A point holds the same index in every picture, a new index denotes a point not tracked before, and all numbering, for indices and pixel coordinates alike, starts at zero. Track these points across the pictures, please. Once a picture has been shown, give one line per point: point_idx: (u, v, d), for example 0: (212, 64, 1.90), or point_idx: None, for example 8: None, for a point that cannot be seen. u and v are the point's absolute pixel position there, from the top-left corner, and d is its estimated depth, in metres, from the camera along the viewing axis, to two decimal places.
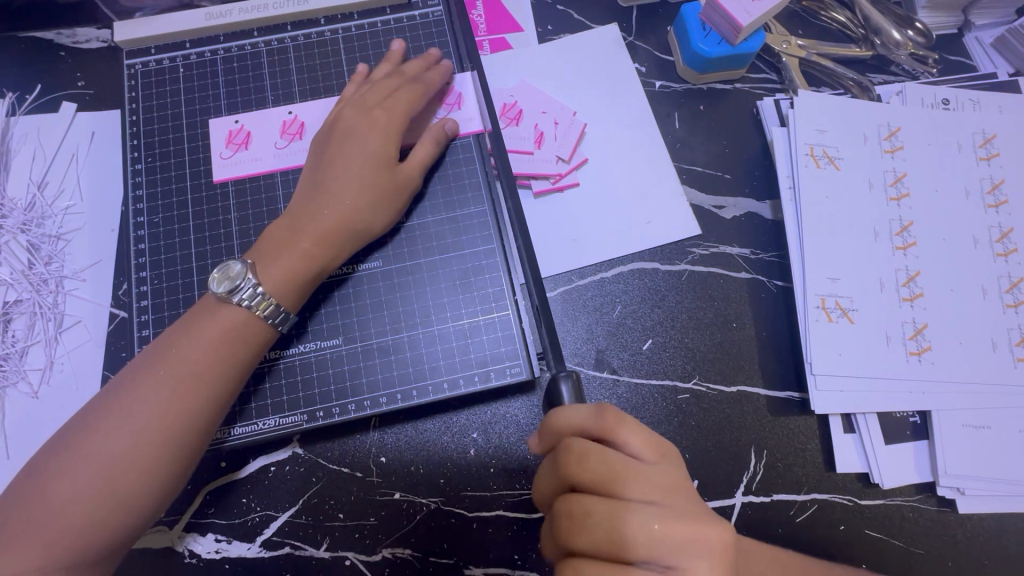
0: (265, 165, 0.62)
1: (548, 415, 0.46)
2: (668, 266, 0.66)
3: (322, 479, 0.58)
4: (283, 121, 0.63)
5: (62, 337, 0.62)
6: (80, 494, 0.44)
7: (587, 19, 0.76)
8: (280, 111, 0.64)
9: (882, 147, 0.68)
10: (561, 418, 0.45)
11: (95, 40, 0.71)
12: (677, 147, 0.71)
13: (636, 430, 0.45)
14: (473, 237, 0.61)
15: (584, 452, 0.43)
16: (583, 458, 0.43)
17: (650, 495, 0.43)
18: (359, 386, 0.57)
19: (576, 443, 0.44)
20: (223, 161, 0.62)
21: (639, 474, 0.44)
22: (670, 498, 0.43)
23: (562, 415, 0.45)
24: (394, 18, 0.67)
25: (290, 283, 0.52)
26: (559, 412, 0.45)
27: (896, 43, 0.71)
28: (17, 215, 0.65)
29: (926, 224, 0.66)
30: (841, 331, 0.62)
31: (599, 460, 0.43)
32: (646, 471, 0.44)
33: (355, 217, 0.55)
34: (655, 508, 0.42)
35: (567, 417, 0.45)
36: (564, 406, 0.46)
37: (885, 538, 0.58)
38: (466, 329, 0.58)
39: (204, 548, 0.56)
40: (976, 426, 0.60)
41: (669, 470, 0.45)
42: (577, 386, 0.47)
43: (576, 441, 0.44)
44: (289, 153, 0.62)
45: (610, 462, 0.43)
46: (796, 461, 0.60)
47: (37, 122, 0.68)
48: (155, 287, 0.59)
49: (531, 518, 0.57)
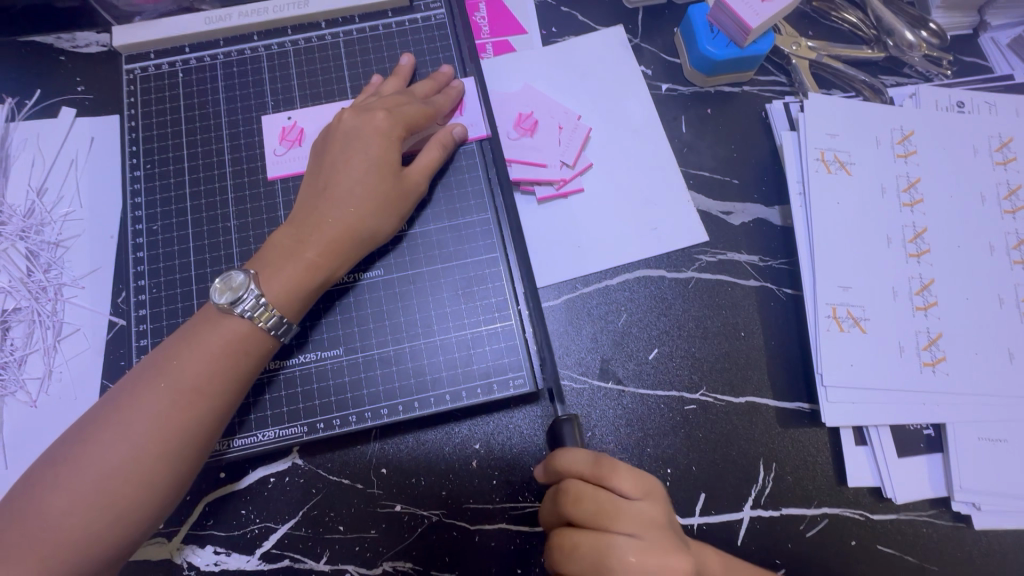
0: (284, 167, 0.61)
1: (549, 456, 0.47)
2: (675, 274, 0.64)
3: (322, 491, 0.57)
4: (282, 128, 0.62)
5: (60, 345, 0.61)
6: (75, 508, 0.44)
7: (592, 21, 0.75)
8: (280, 117, 0.63)
9: (895, 152, 0.66)
10: (561, 459, 0.45)
11: (95, 45, 0.70)
12: (684, 152, 0.69)
13: (627, 473, 0.45)
14: (476, 244, 0.60)
15: (579, 492, 0.44)
16: (576, 498, 0.44)
17: (629, 529, 0.43)
18: (359, 398, 0.56)
19: (572, 484, 0.44)
20: (278, 157, 0.61)
21: (622, 510, 0.43)
22: (648, 532, 0.43)
23: (563, 455, 0.45)
24: (396, 21, 0.66)
25: (293, 293, 0.51)
26: (560, 453, 0.46)
27: (910, 45, 0.69)
28: (16, 222, 0.65)
29: (941, 231, 0.64)
30: (852, 341, 0.60)
31: (592, 500, 0.44)
32: (629, 507, 0.44)
33: (359, 225, 0.54)
34: (635, 542, 0.42)
35: (566, 458, 0.45)
36: (564, 448, 0.46)
37: (897, 554, 0.56)
38: (468, 339, 0.57)
39: (202, 560, 0.56)
40: (992, 439, 0.58)
41: (650, 506, 0.44)
42: (577, 428, 0.48)
43: (574, 481, 0.44)
44: (289, 160, 0.61)
45: (600, 502, 0.44)
46: (806, 474, 0.58)
47: (36, 128, 0.68)
48: (154, 295, 0.58)
49: (534, 531, 0.56)
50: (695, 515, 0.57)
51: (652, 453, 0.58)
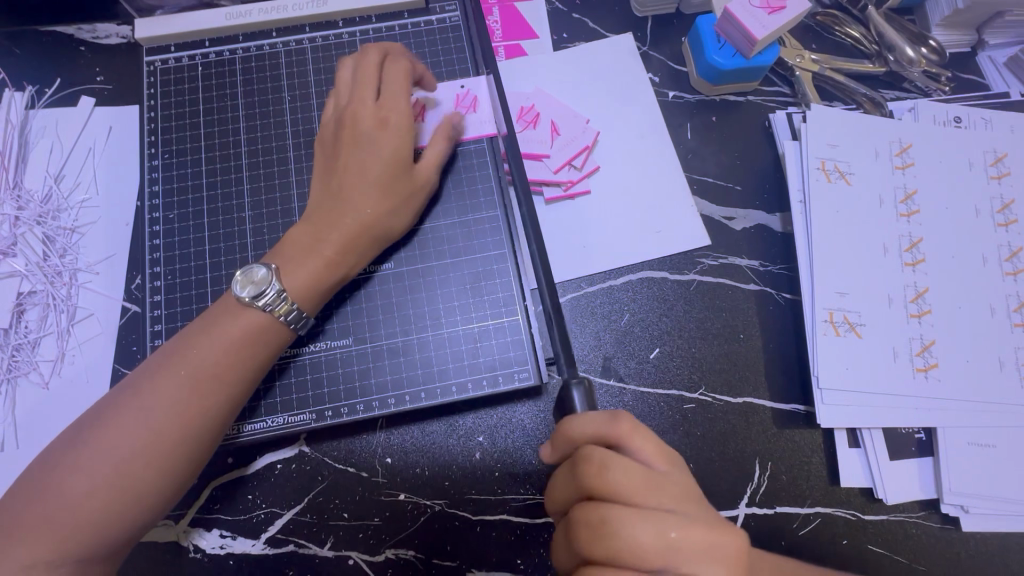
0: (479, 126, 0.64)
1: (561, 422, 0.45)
2: (677, 276, 0.66)
3: (327, 478, 0.58)
4: (456, 95, 0.64)
5: (74, 328, 0.62)
6: (94, 489, 0.45)
7: (602, 28, 0.77)
8: (453, 85, 0.64)
9: (893, 163, 0.68)
10: (577, 426, 0.43)
11: (115, 36, 0.71)
12: (689, 158, 0.71)
13: (648, 441, 0.44)
14: (485, 241, 0.61)
15: (605, 462, 0.42)
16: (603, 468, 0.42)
17: (662, 502, 0.42)
18: (367, 387, 0.58)
19: (596, 452, 0.42)
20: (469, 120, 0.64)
21: (653, 482, 0.43)
22: (682, 504, 0.43)
23: (577, 422, 0.44)
24: (412, 22, 0.68)
25: (312, 290, 0.53)
26: (572, 419, 0.44)
27: (910, 60, 0.72)
28: (33, 208, 0.66)
29: (936, 242, 0.66)
30: (849, 346, 0.62)
31: (617, 469, 0.42)
32: (659, 480, 0.43)
33: (374, 222, 0.55)
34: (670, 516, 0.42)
35: (579, 425, 0.44)
36: (577, 413, 0.44)
37: (887, 553, 0.58)
38: (475, 333, 0.59)
39: (209, 543, 0.57)
40: (982, 445, 0.60)
41: (679, 478, 0.44)
42: (588, 393, 0.45)
43: (595, 450, 0.43)
44: (475, 126, 0.64)
45: (626, 471, 0.42)
46: (800, 474, 0.60)
47: (55, 116, 0.69)
48: (169, 282, 0.60)
49: (535, 523, 0.58)
50: None
51: None
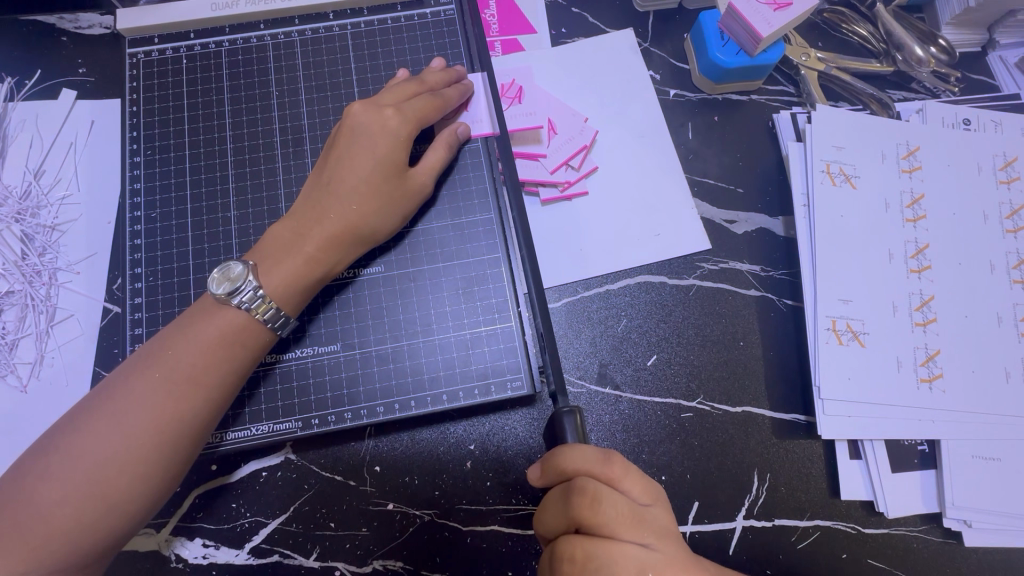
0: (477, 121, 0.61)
1: (554, 452, 0.43)
2: (676, 281, 0.64)
3: (313, 487, 0.57)
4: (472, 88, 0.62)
5: (53, 330, 0.60)
6: (68, 497, 0.43)
7: (601, 23, 0.74)
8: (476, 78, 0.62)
9: (900, 167, 0.66)
10: (574, 459, 0.43)
11: (98, 27, 0.69)
12: (689, 158, 0.69)
13: (636, 479, 0.45)
14: (479, 244, 0.59)
15: (598, 495, 0.43)
16: (596, 502, 0.42)
17: (644, 538, 0.43)
18: (355, 395, 0.56)
19: (590, 485, 0.42)
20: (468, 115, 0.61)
21: (639, 519, 0.44)
22: (661, 542, 0.44)
23: (574, 455, 0.43)
24: (405, 15, 0.65)
25: (290, 288, 0.51)
26: (568, 451, 0.43)
27: (918, 60, 0.70)
28: (11, 204, 0.64)
29: (943, 248, 0.64)
30: (851, 355, 0.61)
31: (608, 504, 0.43)
32: (645, 516, 0.44)
33: (362, 222, 0.53)
34: (649, 553, 0.43)
35: (577, 458, 0.43)
36: (572, 445, 0.43)
37: (887, 568, 0.56)
38: (467, 339, 0.57)
39: (191, 553, 0.55)
40: (986, 457, 0.59)
41: (661, 513, 0.46)
42: (580, 424, 0.44)
43: (590, 483, 0.43)
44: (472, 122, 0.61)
45: (617, 507, 0.43)
46: (799, 486, 0.58)
47: (35, 110, 0.67)
48: (151, 284, 0.58)
49: (526, 534, 0.56)
50: (688, 524, 0.57)
51: (647, 459, 0.58)
